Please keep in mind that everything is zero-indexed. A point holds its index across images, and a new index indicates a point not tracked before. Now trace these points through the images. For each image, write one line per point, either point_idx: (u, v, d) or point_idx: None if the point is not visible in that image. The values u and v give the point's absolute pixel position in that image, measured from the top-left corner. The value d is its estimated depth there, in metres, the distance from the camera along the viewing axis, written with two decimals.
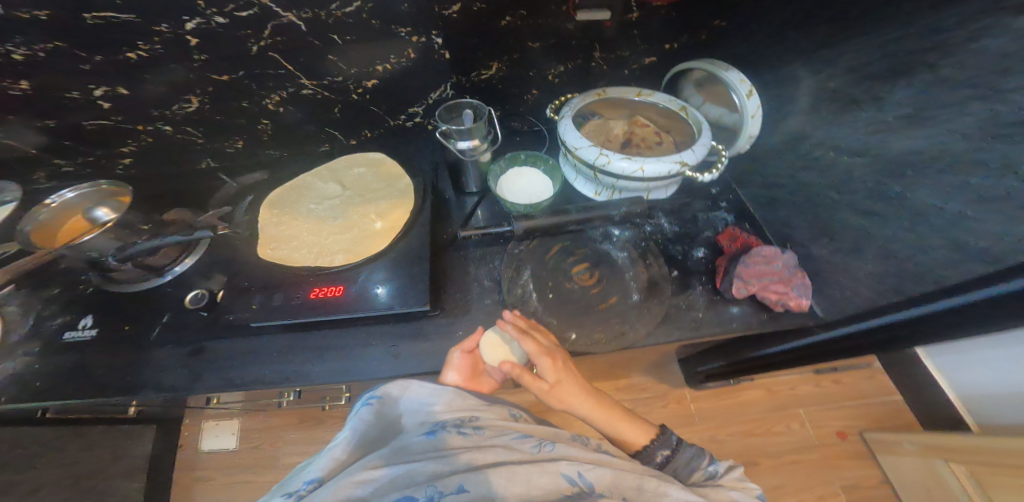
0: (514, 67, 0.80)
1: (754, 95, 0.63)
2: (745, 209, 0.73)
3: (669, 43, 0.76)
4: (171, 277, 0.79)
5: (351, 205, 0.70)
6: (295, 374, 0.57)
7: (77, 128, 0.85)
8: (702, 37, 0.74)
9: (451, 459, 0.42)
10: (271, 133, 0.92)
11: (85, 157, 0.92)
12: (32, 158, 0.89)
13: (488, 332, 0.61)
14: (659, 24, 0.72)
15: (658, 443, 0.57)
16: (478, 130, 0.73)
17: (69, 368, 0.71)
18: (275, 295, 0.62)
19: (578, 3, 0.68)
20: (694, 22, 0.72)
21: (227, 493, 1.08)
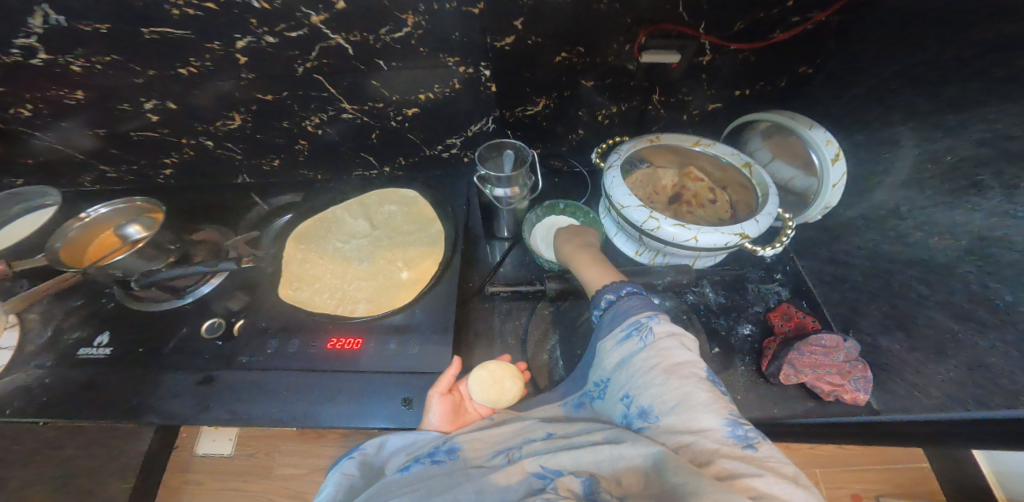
0: (562, 105, 0.75)
1: (841, 161, 0.57)
2: (803, 287, 0.67)
3: (741, 89, 0.68)
4: (192, 299, 0.79)
5: (381, 248, 0.68)
6: (302, 415, 0.53)
7: (125, 137, 0.86)
8: (780, 84, 0.65)
9: (421, 489, 0.40)
10: (308, 154, 0.91)
11: (128, 164, 0.94)
12: (80, 162, 0.92)
13: (476, 372, 0.56)
14: (732, 69, 0.64)
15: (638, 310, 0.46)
16: (519, 178, 0.67)
17: (81, 385, 0.72)
18: (292, 342, 0.59)
19: (643, 43, 0.61)
20: (775, 69, 0.63)
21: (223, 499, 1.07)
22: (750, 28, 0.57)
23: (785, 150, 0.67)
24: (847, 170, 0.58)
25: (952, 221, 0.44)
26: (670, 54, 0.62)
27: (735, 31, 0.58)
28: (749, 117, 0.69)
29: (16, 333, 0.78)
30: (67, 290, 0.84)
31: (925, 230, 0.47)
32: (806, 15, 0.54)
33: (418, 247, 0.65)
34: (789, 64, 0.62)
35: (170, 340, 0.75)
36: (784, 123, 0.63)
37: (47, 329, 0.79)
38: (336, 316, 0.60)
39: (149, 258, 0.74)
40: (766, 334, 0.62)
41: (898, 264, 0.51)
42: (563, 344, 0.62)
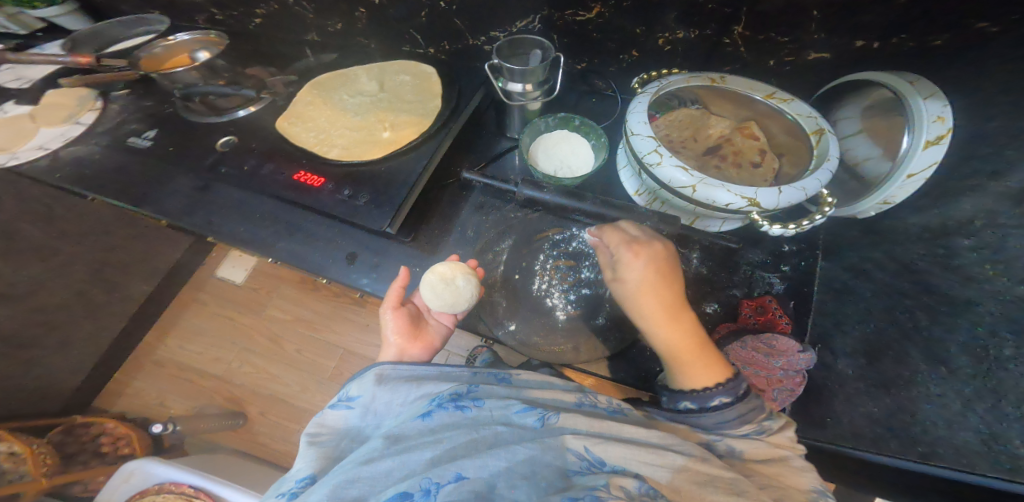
0: (615, 20, 0.64)
1: (939, 147, 0.42)
2: (803, 288, 0.57)
3: (866, 41, 0.51)
4: (228, 119, 0.81)
5: (377, 107, 0.67)
6: (269, 243, 0.64)
7: None
8: (934, 44, 0.46)
9: (448, 445, 0.38)
10: (367, 23, 0.85)
11: (228, 11, 0.98)
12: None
13: (426, 277, 0.55)
14: (861, 10, 0.47)
15: (719, 391, 0.42)
16: (534, 73, 0.60)
17: (115, 166, 0.81)
18: (265, 166, 0.65)
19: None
20: (929, 20, 0.45)
21: (211, 322, 1.17)
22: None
23: (874, 126, 0.51)
24: (942, 159, 0.43)
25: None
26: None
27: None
28: (860, 77, 0.53)
29: (95, 115, 0.86)
30: (143, 89, 0.90)
31: (996, 259, 0.38)
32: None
33: (408, 115, 0.64)
34: (957, 16, 0.43)
35: (190, 149, 0.81)
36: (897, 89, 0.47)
37: (118, 118, 0.87)
38: (313, 154, 0.63)
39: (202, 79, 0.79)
40: (729, 318, 0.57)
41: (925, 306, 0.44)
42: (510, 253, 0.62)
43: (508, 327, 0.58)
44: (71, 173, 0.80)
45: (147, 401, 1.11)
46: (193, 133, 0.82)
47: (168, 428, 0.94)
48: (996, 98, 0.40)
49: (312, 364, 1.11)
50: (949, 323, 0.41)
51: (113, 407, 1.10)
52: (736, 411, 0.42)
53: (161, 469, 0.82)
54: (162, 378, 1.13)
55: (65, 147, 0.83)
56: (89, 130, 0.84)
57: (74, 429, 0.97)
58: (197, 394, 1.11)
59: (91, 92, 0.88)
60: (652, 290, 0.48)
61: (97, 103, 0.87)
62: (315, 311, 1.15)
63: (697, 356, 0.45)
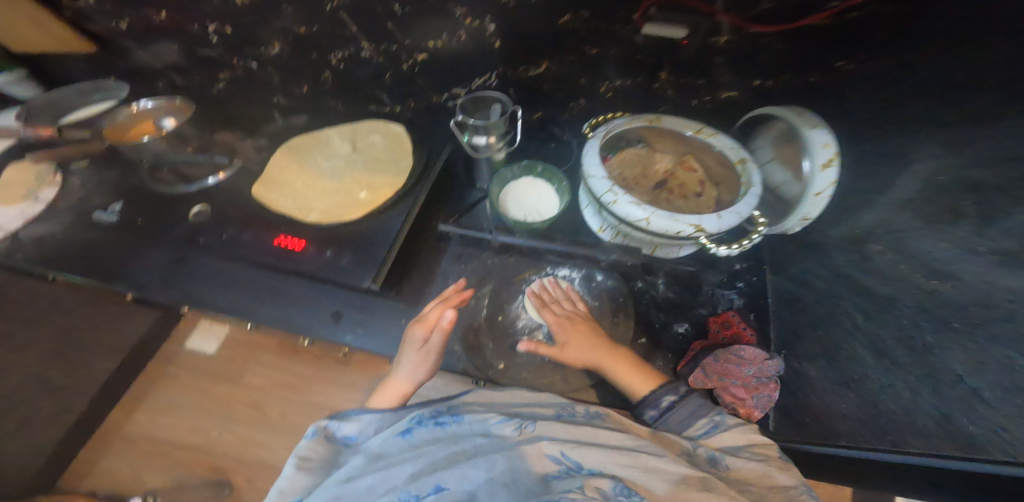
0: (563, 71, 0.72)
1: (832, 169, 0.51)
2: (759, 302, 0.67)
3: (761, 80, 0.61)
4: (198, 189, 0.80)
5: (351, 168, 0.71)
6: (249, 308, 0.67)
7: (191, 53, 0.93)
8: (810, 80, 0.57)
9: (428, 459, 0.41)
10: (333, 86, 0.90)
11: (193, 78, 1.00)
12: (144, 67, 1.00)
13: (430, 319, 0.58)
14: (750, 54, 0.58)
15: (660, 392, 0.54)
16: (497, 127, 0.69)
17: (79, 242, 0.80)
18: (246, 233, 0.68)
19: (649, 14, 0.57)
20: (802, 62, 0.55)
21: (184, 390, 1.13)
22: (777, 9, 0.50)
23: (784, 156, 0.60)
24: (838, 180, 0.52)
25: (926, 251, 0.43)
26: (678, 29, 0.57)
27: (759, 11, 0.51)
28: (765, 112, 0.62)
29: (56, 191, 0.85)
30: (105, 161, 0.89)
31: (901, 259, 0.45)
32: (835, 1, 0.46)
33: (382, 174, 0.69)
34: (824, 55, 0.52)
35: (156, 216, 0.81)
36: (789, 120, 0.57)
37: (81, 192, 0.86)
38: (292, 219, 0.67)
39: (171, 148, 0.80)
40: (700, 335, 0.64)
41: (857, 305, 0.51)
42: (491, 296, 0.67)
43: (497, 365, 0.62)
44: (31, 252, 0.79)
45: (119, 479, 1.02)
46: (161, 202, 0.82)
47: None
48: (874, 127, 0.49)
49: (299, 427, 1.08)
50: (879, 320, 0.48)
51: (76, 488, 1.01)
52: (688, 405, 0.51)
53: None
54: (129, 454, 1.05)
55: (25, 225, 0.81)
56: (52, 207, 0.84)
57: None
58: (172, 466, 1.03)
59: (49, 165, 0.88)
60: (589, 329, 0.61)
61: (57, 177, 0.86)
62: (295, 375, 1.11)
63: (636, 369, 0.57)
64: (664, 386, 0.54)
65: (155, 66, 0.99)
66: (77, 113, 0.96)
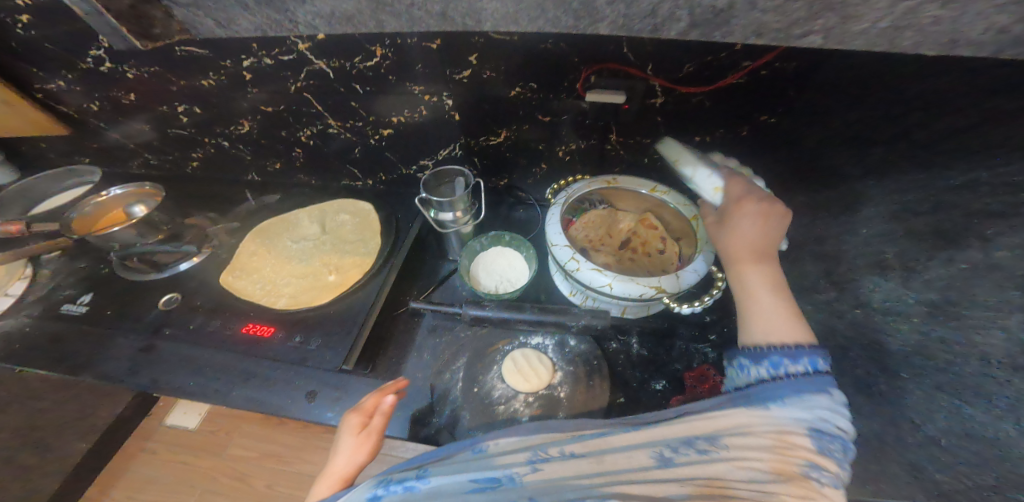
0: (521, 137, 0.75)
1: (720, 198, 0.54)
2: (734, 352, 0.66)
3: (700, 136, 0.65)
4: (169, 275, 0.81)
5: (319, 251, 0.75)
6: (216, 393, 0.61)
7: (161, 135, 0.95)
8: (743, 133, 0.61)
9: None
10: (304, 161, 0.93)
11: (164, 157, 1.01)
12: (114, 149, 1.01)
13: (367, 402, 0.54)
14: (687, 112, 0.62)
15: (783, 351, 0.44)
16: (462, 201, 0.69)
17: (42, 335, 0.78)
18: (213, 321, 0.69)
19: (591, 81, 0.61)
20: (735, 117, 0.60)
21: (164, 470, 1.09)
22: (699, 71, 0.55)
23: None
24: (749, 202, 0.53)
25: (874, 298, 0.46)
26: (616, 95, 0.61)
27: (684, 73, 0.56)
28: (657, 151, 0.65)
29: (24, 285, 0.83)
30: (77, 250, 0.90)
31: (854, 310, 0.48)
32: (745, 60, 0.51)
33: (351, 256, 0.72)
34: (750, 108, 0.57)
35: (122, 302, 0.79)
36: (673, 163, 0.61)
37: (52, 281, 0.85)
38: (262, 305, 0.68)
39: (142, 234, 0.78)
40: (678, 390, 0.63)
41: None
42: (467, 370, 0.66)
43: (476, 437, 0.60)
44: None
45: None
46: (129, 290, 0.80)
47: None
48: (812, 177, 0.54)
49: (287, 494, 1.04)
50: (842, 369, 0.50)
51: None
52: (780, 383, 0.42)
53: None
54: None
55: None
56: (20, 302, 0.82)
57: None
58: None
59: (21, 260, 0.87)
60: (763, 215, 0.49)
61: (26, 271, 0.85)
62: (285, 443, 1.12)
63: (783, 310, 0.47)
64: (795, 345, 0.44)
65: (127, 145, 0.99)
66: (52, 200, 0.97)
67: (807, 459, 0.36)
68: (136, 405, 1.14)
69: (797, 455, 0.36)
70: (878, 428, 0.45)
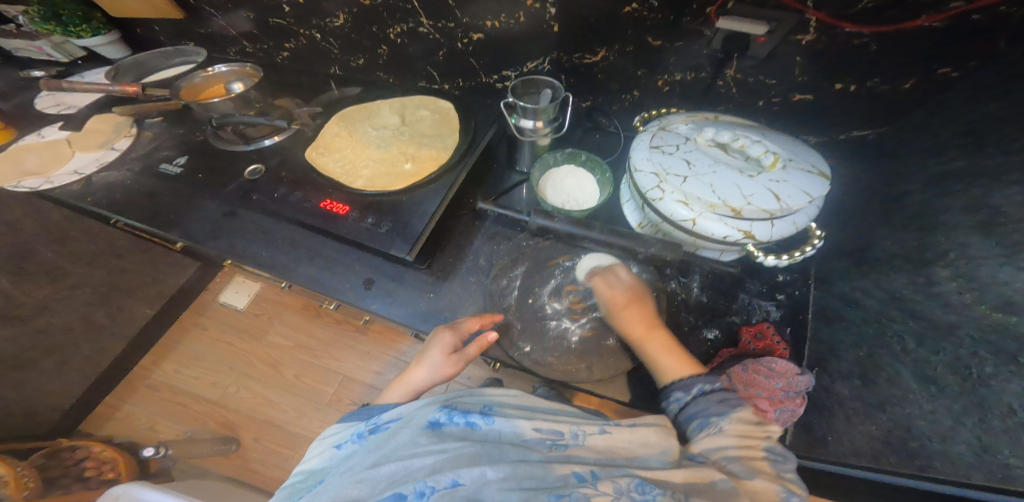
0: (621, 60, 0.70)
1: (775, 169, 0.53)
2: (798, 315, 0.63)
3: (845, 84, 0.57)
4: (255, 148, 0.82)
5: (398, 140, 0.76)
6: (286, 267, 0.68)
7: (255, 23, 0.95)
8: (904, 87, 0.53)
9: (451, 452, 0.41)
10: (388, 60, 0.91)
11: (254, 47, 1.03)
12: (210, 36, 1.04)
13: (464, 325, 0.59)
14: (839, 55, 0.54)
15: (699, 378, 0.53)
16: (546, 112, 0.69)
17: (119, 189, 0.81)
18: (294, 194, 0.72)
19: (727, 7, 0.55)
20: (902, 67, 0.51)
21: (214, 346, 1.20)
22: (880, 9, 0.48)
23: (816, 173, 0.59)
24: (803, 169, 0.53)
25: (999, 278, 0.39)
26: (757, 25, 0.54)
27: (859, 11, 0.49)
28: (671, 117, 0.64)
29: (129, 141, 0.87)
30: (178, 117, 0.91)
31: (971, 285, 0.41)
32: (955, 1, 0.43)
33: (428, 149, 0.73)
34: (923, 62, 0.49)
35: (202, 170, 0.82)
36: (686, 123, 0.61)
37: (147, 145, 0.87)
38: (339, 183, 0.71)
39: (237, 109, 0.83)
40: (730, 344, 0.62)
41: (911, 329, 0.47)
42: (523, 279, 0.68)
43: (523, 348, 0.62)
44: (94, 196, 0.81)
45: (137, 425, 1.11)
46: (220, 160, 0.82)
47: (159, 452, 0.96)
48: (980, 133, 0.43)
49: (310, 388, 1.14)
50: (934, 346, 0.44)
51: (100, 429, 1.10)
52: (712, 398, 0.50)
53: (149, 494, 0.77)
54: (156, 403, 1.14)
55: (98, 172, 0.83)
56: (123, 156, 0.85)
57: (57, 453, 0.96)
58: (191, 419, 1.12)
59: (127, 119, 0.90)
60: (624, 301, 0.60)
61: (131, 131, 0.88)
62: (322, 336, 1.20)
63: (674, 354, 0.56)
64: (694, 378, 0.53)
65: (225, 32, 1.01)
66: (159, 75, 1.01)
67: (782, 485, 0.42)
68: (198, 279, 1.24)
69: (773, 477, 0.42)
70: (958, 411, 0.41)
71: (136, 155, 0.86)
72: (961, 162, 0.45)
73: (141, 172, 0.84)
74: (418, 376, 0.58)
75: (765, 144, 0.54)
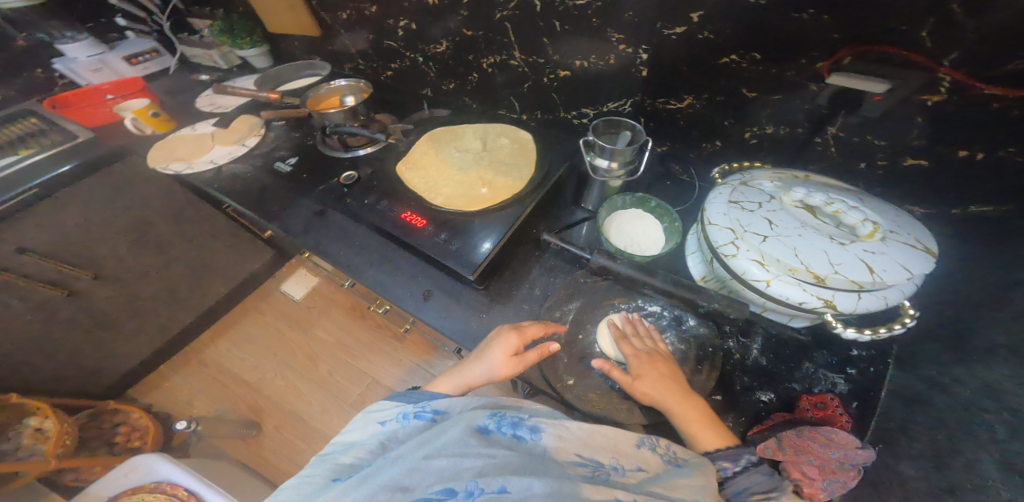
0: (707, 108, 0.70)
1: (872, 240, 0.49)
2: (869, 392, 0.55)
3: (971, 150, 0.51)
4: (352, 156, 0.92)
5: (480, 164, 0.82)
6: (361, 268, 0.75)
7: (372, 45, 1.08)
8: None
9: (498, 459, 0.42)
10: (479, 87, 0.98)
11: (366, 67, 1.16)
12: (334, 54, 1.20)
13: (528, 331, 0.61)
14: (963, 114, 0.49)
15: (743, 450, 0.49)
16: (622, 154, 0.70)
17: (239, 179, 0.95)
18: (380, 202, 0.79)
19: (843, 63, 0.53)
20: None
21: (271, 330, 1.39)
22: None
23: None
24: (909, 244, 0.48)
25: None
26: (876, 82, 0.52)
27: (1007, 69, 0.44)
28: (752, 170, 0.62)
29: (257, 140, 1.02)
30: (296, 123, 1.06)
31: None
32: None
33: (505, 177, 0.78)
34: None
35: (305, 170, 0.94)
36: (770, 180, 0.59)
37: (268, 143, 1.02)
38: (421, 198, 0.77)
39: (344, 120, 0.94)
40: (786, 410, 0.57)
41: None
42: (578, 313, 0.69)
43: (566, 381, 0.62)
44: (216, 182, 0.95)
45: (178, 394, 1.28)
46: (323, 163, 0.93)
47: (190, 428, 1.09)
48: None
49: (337, 386, 1.27)
50: None
51: (147, 395, 1.27)
52: (760, 470, 0.48)
53: (165, 468, 0.88)
54: (202, 378, 1.31)
55: (229, 163, 0.98)
56: (250, 152, 1.00)
57: (99, 415, 1.14)
58: (224, 398, 1.27)
59: (259, 122, 1.06)
60: (664, 368, 0.58)
61: (260, 131, 1.04)
62: (362, 337, 1.36)
63: (708, 421, 0.53)
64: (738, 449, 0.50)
65: (346, 51, 1.16)
66: (290, 84, 1.18)
67: None
68: (267, 268, 1.45)
69: None
70: None
71: (258, 151, 1.00)
72: None
73: (258, 166, 0.97)
74: (472, 370, 0.60)
75: (863, 212, 0.51)
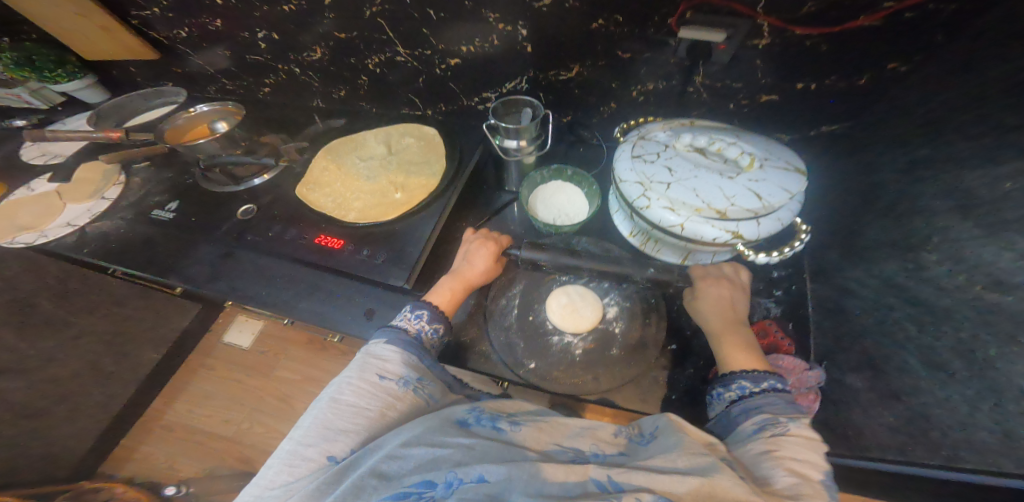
0: (594, 74, 0.72)
1: (751, 170, 0.54)
2: (798, 310, 0.63)
3: (805, 83, 0.59)
4: (246, 188, 0.83)
5: (387, 169, 0.78)
6: (286, 305, 0.68)
7: (235, 61, 0.96)
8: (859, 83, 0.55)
9: (480, 450, 0.40)
10: (369, 89, 0.92)
11: (235, 86, 1.04)
12: (191, 77, 1.05)
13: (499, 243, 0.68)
14: (797, 55, 0.56)
15: (752, 375, 0.49)
16: (528, 130, 0.71)
17: (110, 239, 0.81)
18: (289, 231, 0.72)
19: (685, 17, 0.57)
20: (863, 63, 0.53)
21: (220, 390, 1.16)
22: (824, 11, 0.50)
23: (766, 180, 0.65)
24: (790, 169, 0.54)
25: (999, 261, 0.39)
26: (714, 32, 0.55)
27: (803, 14, 0.51)
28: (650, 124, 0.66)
29: (119, 189, 0.87)
30: (163, 160, 0.92)
31: (958, 268, 0.42)
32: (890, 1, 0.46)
33: (417, 177, 0.75)
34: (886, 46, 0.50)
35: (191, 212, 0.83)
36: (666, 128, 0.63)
37: (137, 191, 0.88)
38: (332, 218, 0.72)
39: None
40: None
41: (910, 315, 0.47)
42: (522, 295, 0.69)
43: (528, 365, 0.62)
44: (82, 249, 0.80)
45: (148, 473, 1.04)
46: (211, 202, 0.83)
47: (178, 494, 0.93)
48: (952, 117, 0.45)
49: None
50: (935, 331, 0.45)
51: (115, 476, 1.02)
52: (779, 396, 0.46)
53: None
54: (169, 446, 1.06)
55: (91, 222, 0.83)
56: (113, 205, 0.85)
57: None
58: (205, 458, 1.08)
59: (114, 167, 0.90)
60: (725, 294, 0.58)
61: (120, 178, 0.88)
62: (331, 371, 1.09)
63: (749, 351, 0.53)
64: (760, 373, 0.49)
65: (206, 72, 1.02)
66: (140, 118, 1.02)
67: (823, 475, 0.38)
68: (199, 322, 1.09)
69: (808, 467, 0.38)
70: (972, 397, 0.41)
71: (125, 202, 0.86)
72: (929, 150, 0.47)
73: (131, 219, 0.83)
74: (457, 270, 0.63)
75: (740, 146, 0.56)
